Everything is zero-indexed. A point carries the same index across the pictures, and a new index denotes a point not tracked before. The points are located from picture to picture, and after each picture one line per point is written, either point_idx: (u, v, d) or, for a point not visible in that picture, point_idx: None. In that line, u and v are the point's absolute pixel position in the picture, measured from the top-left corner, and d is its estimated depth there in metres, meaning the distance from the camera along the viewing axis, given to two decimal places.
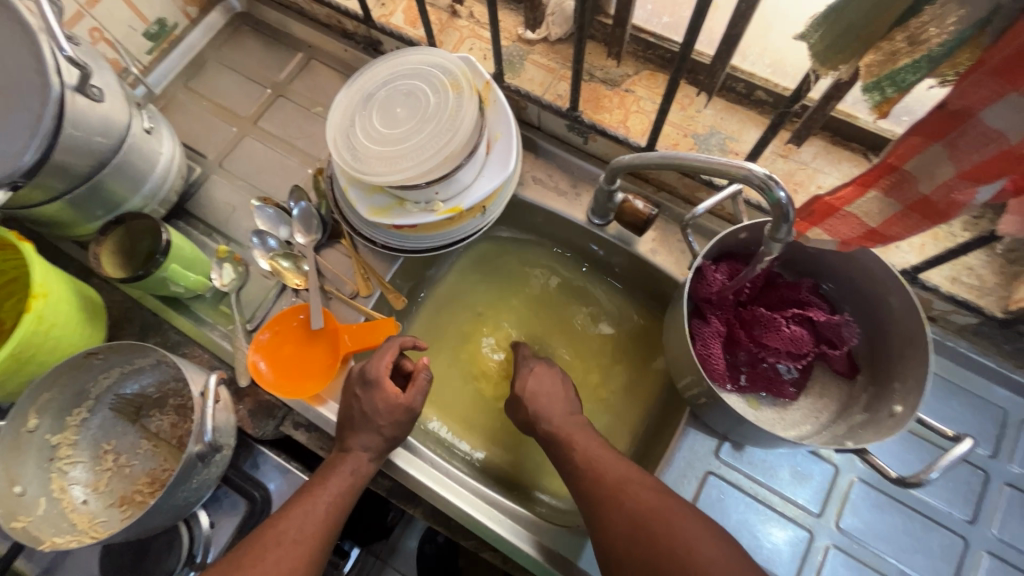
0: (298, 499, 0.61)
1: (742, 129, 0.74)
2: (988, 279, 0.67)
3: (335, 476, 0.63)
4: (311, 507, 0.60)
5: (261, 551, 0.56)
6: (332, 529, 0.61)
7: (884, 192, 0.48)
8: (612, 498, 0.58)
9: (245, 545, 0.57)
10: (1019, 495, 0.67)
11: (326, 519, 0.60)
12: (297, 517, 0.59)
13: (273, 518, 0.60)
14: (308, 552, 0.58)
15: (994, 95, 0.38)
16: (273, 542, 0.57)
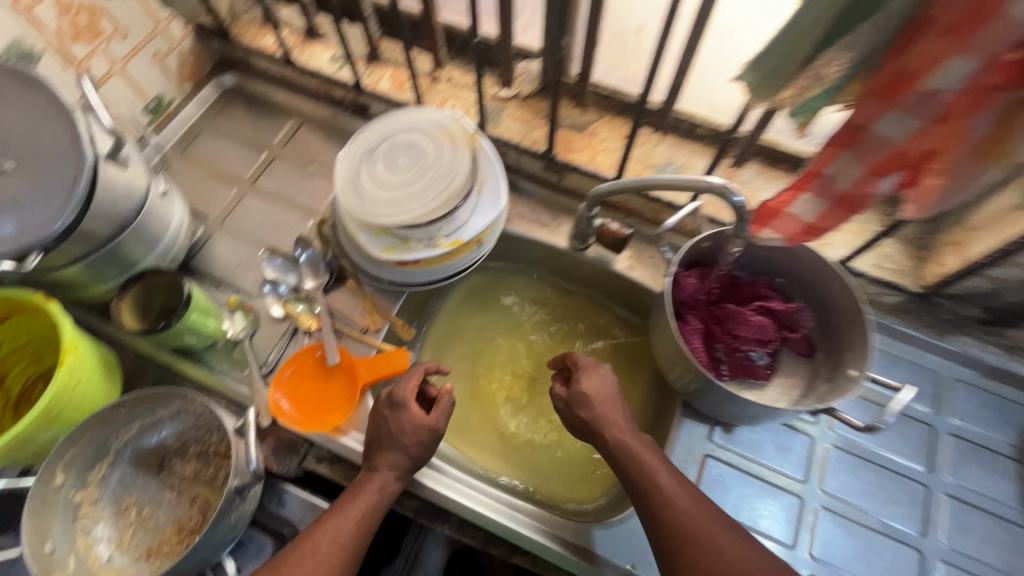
0: (330, 514, 0.65)
1: (692, 158, 0.87)
2: (904, 263, 0.81)
3: (364, 493, 0.67)
4: (342, 521, 0.64)
5: (295, 563, 0.60)
6: (360, 544, 0.64)
7: (814, 193, 0.61)
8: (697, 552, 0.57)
9: (281, 555, 0.61)
10: (961, 442, 0.79)
11: (356, 534, 0.64)
12: (329, 534, 0.62)
13: (307, 531, 0.64)
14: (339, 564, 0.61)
15: (879, 113, 0.51)
16: (308, 553, 0.61)
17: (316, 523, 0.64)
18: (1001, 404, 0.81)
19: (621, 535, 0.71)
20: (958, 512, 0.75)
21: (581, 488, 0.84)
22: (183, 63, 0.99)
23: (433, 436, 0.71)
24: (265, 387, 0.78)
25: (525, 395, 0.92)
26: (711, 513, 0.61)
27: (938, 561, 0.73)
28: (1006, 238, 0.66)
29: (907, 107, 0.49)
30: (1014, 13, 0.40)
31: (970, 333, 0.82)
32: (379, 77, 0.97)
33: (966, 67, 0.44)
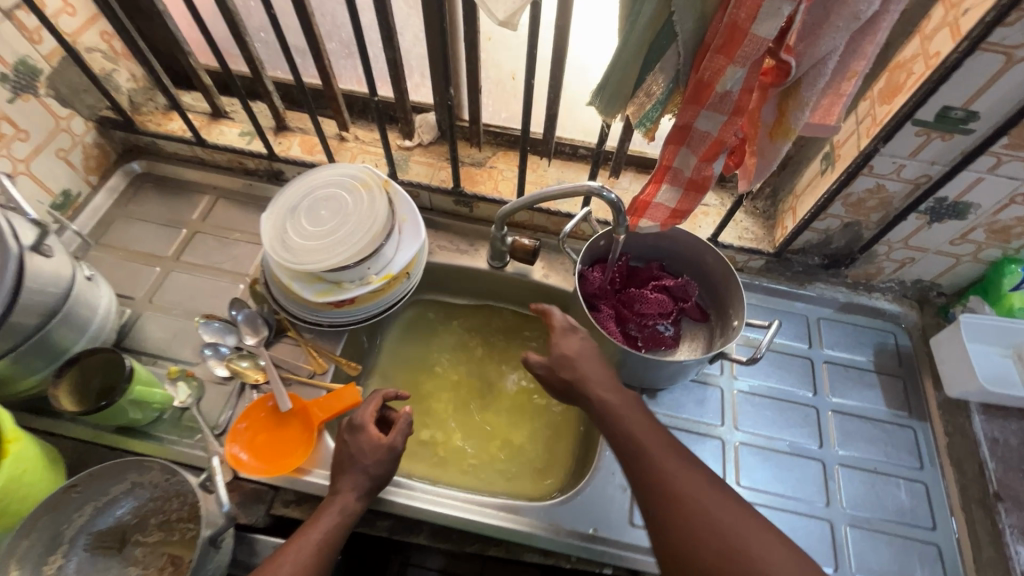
0: (292, 538, 0.69)
1: (578, 175, 1.03)
2: (759, 232, 1.00)
3: (325, 515, 0.72)
4: (304, 543, 0.68)
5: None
6: (324, 560, 0.68)
7: (670, 183, 0.76)
8: (685, 514, 0.60)
9: None
10: (835, 366, 0.96)
11: (319, 550, 0.68)
12: (295, 553, 0.67)
13: (273, 557, 0.68)
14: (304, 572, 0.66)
15: (694, 114, 0.67)
16: (272, 571, 0.65)
17: (283, 545, 0.69)
18: (857, 330, 1.00)
19: (581, 505, 0.79)
20: (844, 423, 0.91)
21: (542, 482, 0.93)
22: (88, 156, 1.02)
23: (392, 452, 0.76)
24: (221, 445, 0.80)
25: (474, 408, 1.00)
26: (702, 479, 0.64)
27: (837, 466, 0.87)
28: (818, 196, 0.85)
29: (712, 107, 0.65)
30: (756, 34, 0.56)
31: (821, 278, 1.00)
32: (289, 145, 1.05)
33: (740, 73, 0.60)
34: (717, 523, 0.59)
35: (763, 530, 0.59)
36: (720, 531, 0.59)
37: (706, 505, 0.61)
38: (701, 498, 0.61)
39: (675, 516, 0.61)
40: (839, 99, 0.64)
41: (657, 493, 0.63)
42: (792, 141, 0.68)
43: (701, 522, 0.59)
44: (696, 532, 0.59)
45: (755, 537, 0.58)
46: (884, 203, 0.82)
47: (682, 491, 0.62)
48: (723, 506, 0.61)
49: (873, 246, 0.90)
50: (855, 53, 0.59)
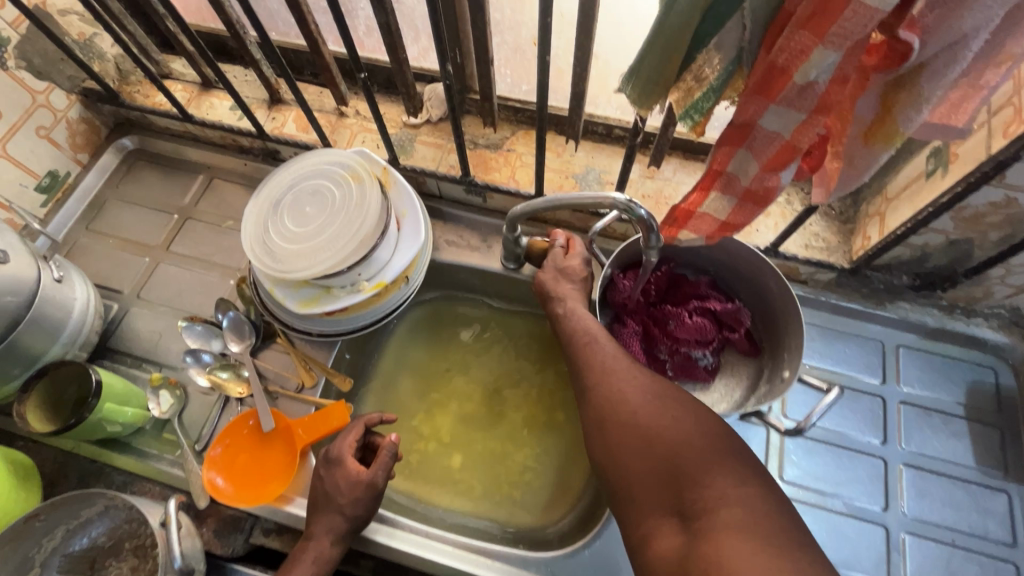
0: None
1: (611, 162, 0.86)
2: (832, 239, 0.81)
3: (299, 565, 0.66)
4: None
5: None
6: None
7: (720, 191, 0.59)
8: (614, 401, 0.61)
9: None
10: (913, 409, 0.79)
11: None
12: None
13: None
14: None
15: (761, 109, 0.49)
16: None
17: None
18: (947, 364, 0.81)
19: (587, 560, 0.70)
20: (918, 480, 0.75)
21: (551, 513, 0.82)
22: (74, 133, 0.93)
23: (370, 492, 0.68)
24: (198, 466, 0.74)
25: (478, 427, 0.88)
26: (640, 372, 0.63)
27: (903, 534, 0.72)
28: (918, 206, 0.66)
29: (786, 102, 0.47)
30: (865, 0, 0.39)
31: (905, 298, 0.82)
32: (283, 121, 0.93)
33: (833, 58, 0.43)
34: (643, 406, 0.59)
35: (691, 414, 0.57)
36: (644, 413, 0.58)
37: (637, 393, 0.60)
38: (632, 387, 0.61)
39: (604, 404, 0.61)
40: (976, 92, 0.45)
41: (593, 384, 0.64)
42: (897, 147, 0.50)
43: (626, 406, 0.59)
44: (621, 414, 0.59)
45: (679, 417, 0.57)
46: (1011, 220, 0.63)
47: (615, 380, 0.62)
48: (654, 393, 0.60)
49: (986, 269, 0.72)
50: (1015, 29, 0.40)
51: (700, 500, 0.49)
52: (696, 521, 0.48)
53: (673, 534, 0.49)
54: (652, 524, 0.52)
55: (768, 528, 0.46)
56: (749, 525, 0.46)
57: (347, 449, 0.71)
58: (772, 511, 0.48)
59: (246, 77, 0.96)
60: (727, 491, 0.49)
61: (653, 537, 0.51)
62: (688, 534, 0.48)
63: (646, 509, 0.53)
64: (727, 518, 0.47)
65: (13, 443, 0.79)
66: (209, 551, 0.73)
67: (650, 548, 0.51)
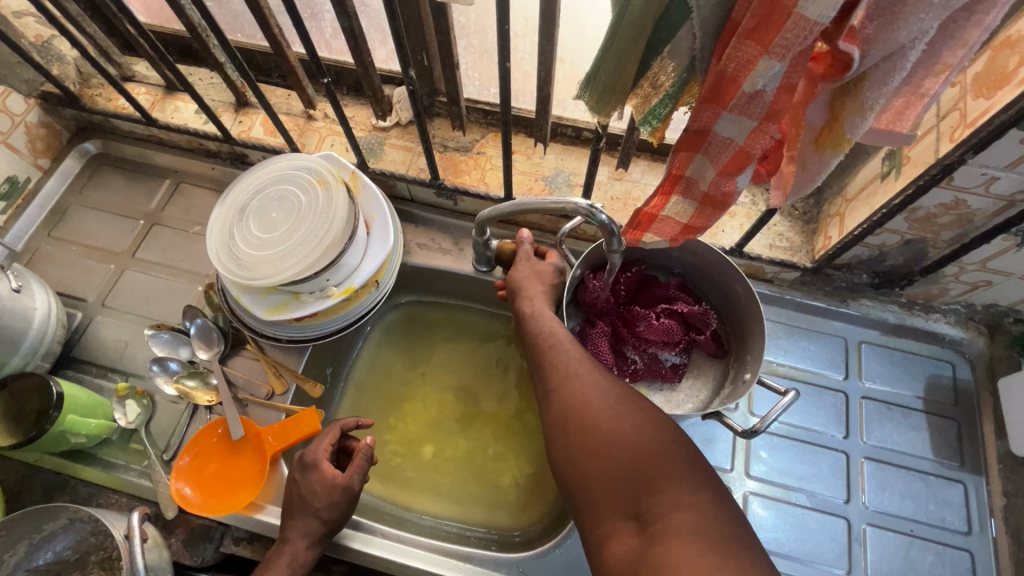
0: None
1: (580, 164, 0.87)
2: (796, 239, 0.83)
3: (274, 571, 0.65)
4: None
5: None
6: None
7: (680, 195, 0.60)
8: (577, 406, 0.61)
9: None
10: (874, 404, 0.81)
11: None
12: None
13: None
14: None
15: (715, 115, 0.50)
16: None
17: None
18: (907, 359, 0.83)
19: (558, 560, 0.71)
20: (879, 473, 0.77)
21: (523, 513, 0.83)
22: (34, 137, 0.91)
23: (345, 495, 0.68)
24: (167, 476, 0.74)
25: (452, 430, 0.89)
26: (604, 378, 0.63)
27: (865, 525, 0.75)
28: (874, 208, 0.68)
29: (737, 109, 0.48)
30: (804, 13, 0.40)
31: (867, 296, 0.85)
32: (250, 124, 0.92)
33: (778, 67, 0.43)
34: (607, 411, 0.59)
35: (651, 420, 0.58)
36: (607, 418, 0.58)
37: (600, 399, 0.60)
38: (596, 392, 0.61)
39: (568, 408, 0.61)
40: (918, 99, 0.46)
41: (557, 388, 0.64)
42: (846, 152, 0.51)
43: (589, 410, 0.60)
44: (584, 419, 0.59)
45: (641, 423, 0.57)
46: (961, 220, 0.65)
47: (579, 385, 0.62)
48: (617, 398, 0.60)
49: (941, 268, 0.74)
50: (951, 40, 0.41)
51: (657, 505, 0.51)
52: (651, 525, 0.49)
53: (629, 537, 0.51)
54: (609, 527, 0.53)
55: (717, 532, 0.48)
56: (702, 528, 0.48)
57: (321, 453, 0.70)
58: (722, 515, 0.50)
59: (211, 80, 0.94)
60: (682, 496, 0.51)
61: (610, 539, 0.52)
62: (643, 537, 0.49)
63: (605, 512, 0.54)
64: (680, 522, 0.48)
65: None
66: (177, 562, 0.73)
67: (607, 550, 0.52)
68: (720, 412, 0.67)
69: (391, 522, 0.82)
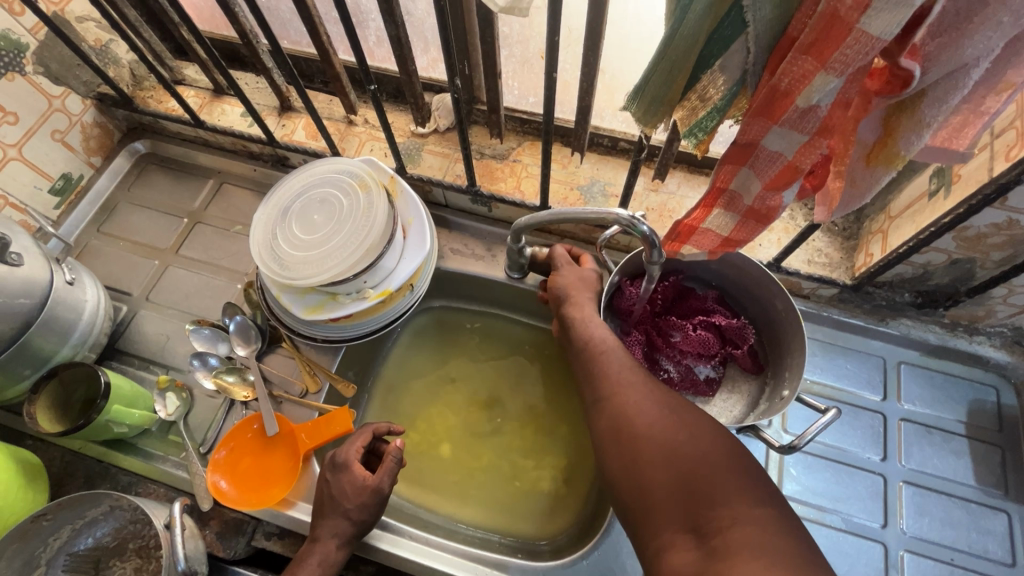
0: None
1: (615, 174, 0.87)
2: (835, 255, 0.82)
3: (304, 569, 0.66)
4: None
5: None
6: None
7: (723, 209, 0.59)
8: (630, 419, 0.61)
9: None
10: (914, 427, 0.79)
11: None
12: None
13: None
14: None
15: (764, 129, 0.49)
16: None
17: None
18: (948, 382, 0.81)
19: (586, 571, 0.71)
20: (917, 498, 0.75)
21: (550, 521, 0.82)
22: (88, 136, 0.95)
23: (375, 496, 0.69)
24: (203, 469, 0.76)
25: (480, 434, 0.89)
26: (656, 390, 0.64)
27: (902, 551, 0.72)
28: (920, 226, 0.67)
29: (788, 123, 0.47)
30: (866, 29, 0.39)
31: (908, 315, 0.83)
32: (293, 128, 0.94)
33: (835, 83, 0.43)
34: (660, 423, 0.59)
35: (706, 432, 0.57)
36: (661, 430, 0.58)
37: (653, 412, 0.60)
38: (649, 405, 0.61)
39: (620, 420, 0.62)
40: (978, 117, 0.46)
41: (607, 401, 0.64)
42: (898, 169, 0.50)
43: (642, 423, 0.60)
44: (637, 431, 0.59)
45: (695, 436, 0.57)
46: (1013, 241, 0.63)
47: (630, 399, 0.63)
48: (671, 411, 0.60)
49: (988, 289, 0.72)
50: (1017, 58, 0.41)
51: (717, 519, 0.49)
52: (711, 539, 0.48)
53: (688, 550, 0.49)
54: (665, 540, 0.52)
55: (781, 548, 0.46)
56: (766, 543, 0.46)
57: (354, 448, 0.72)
58: (786, 532, 0.48)
59: (258, 84, 0.97)
60: (742, 509, 0.50)
61: (667, 552, 0.51)
62: (702, 551, 0.48)
63: (661, 525, 0.53)
64: (741, 536, 0.47)
65: (21, 442, 0.80)
66: (211, 554, 0.74)
67: (663, 563, 0.51)
68: (756, 427, 0.66)
69: (416, 524, 0.82)
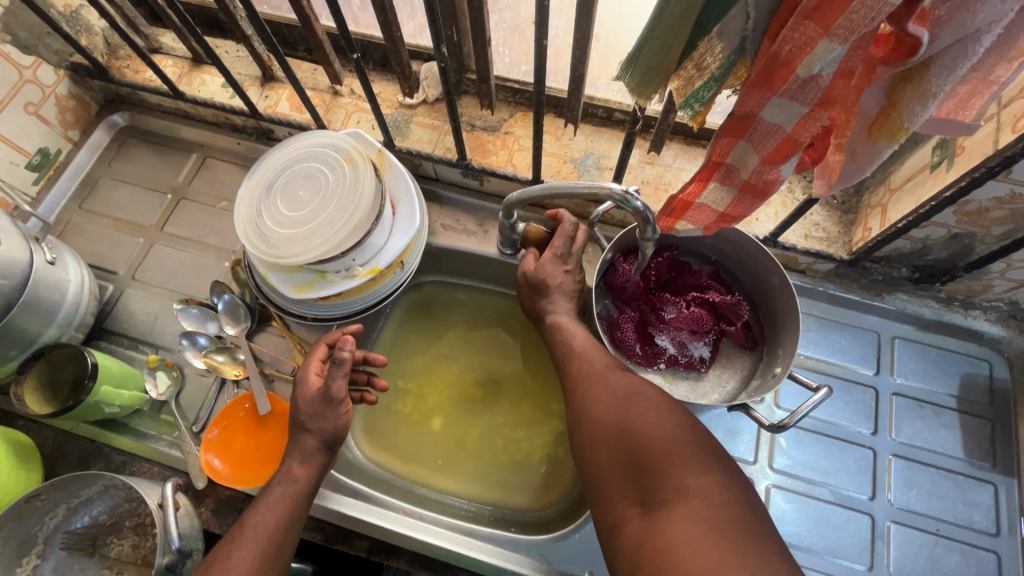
0: (251, 509, 0.63)
1: (610, 147, 0.85)
2: (832, 229, 0.80)
3: (279, 489, 0.64)
4: (257, 522, 0.61)
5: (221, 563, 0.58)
6: (287, 530, 0.62)
7: (719, 183, 0.57)
8: (592, 401, 0.62)
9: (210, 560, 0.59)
10: (905, 401, 0.79)
11: (281, 518, 0.62)
12: (250, 540, 0.59)
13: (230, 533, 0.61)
14: (260, 555, 0.59)
15: (763, 100, 0.47)
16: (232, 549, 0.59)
17: (238, 526, 0.61)
18: (942, 356, 0.81)
19: (577, 544, 0.72)
20: (906, 471, 0.76)
21: (542, 495, 0.83)
22: (64, 109, 0.91)
23: (329, 404, 0.67)
24: (197, 447, 0.76)
25: (473, 411, 0.89)
26: (621, 371, 0.64)
27: (888, 523, 0.74)
28: (921, 199, 0.65)
29: (788, 94, 0.45)
30: None
31: (904, 290, 0.82)
32: (276, 99, 0.91)
33: (838, 50, 0.41)
34: (619, 402, 0.60)
35: (663, 407, 0.58)
36: (619, 408, 0.59)
37: (611, 392, 0.61)
38: (609, 385, 0.62)
39: (582, 402, 0.63)
40: (986, 87, 0.43)
41: (574, 384, 0.65)
42: (901, 143, 0.49)
43: (601, 404, 0.61)
44: (597, 412, 0.60)
45: (652, 412, 0.57)
46: (1015, 215, 0.62)
47: (594, 382, 0.64)
48: (629, 390, 0.61)
49: (987, 264, 0.71)
50: None
51: (663, 490, 0.51)
52: (656, 510, 0.50)
53: (636, 521, 0.51)
54: (618, 514, 0.53)
55: (722, 517, 0.47)
56: (707, 513, 0.47)
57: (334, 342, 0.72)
58: (729, 501, 0.48)
59: (237, 53, 0.93)
60: (688, 479, 0.50)
61: (619, 526, 0.52)
62: (648, 522, 0.49)
63: (616, 500, 0.55)
64: (685, 505, 0.48)
65: (13, 422, 0.80)
66: (207, 530, 0.75)
67: (616, 537, 0.52)
68: (747, 405, 0.66)
69: (409, 498, 0.83)
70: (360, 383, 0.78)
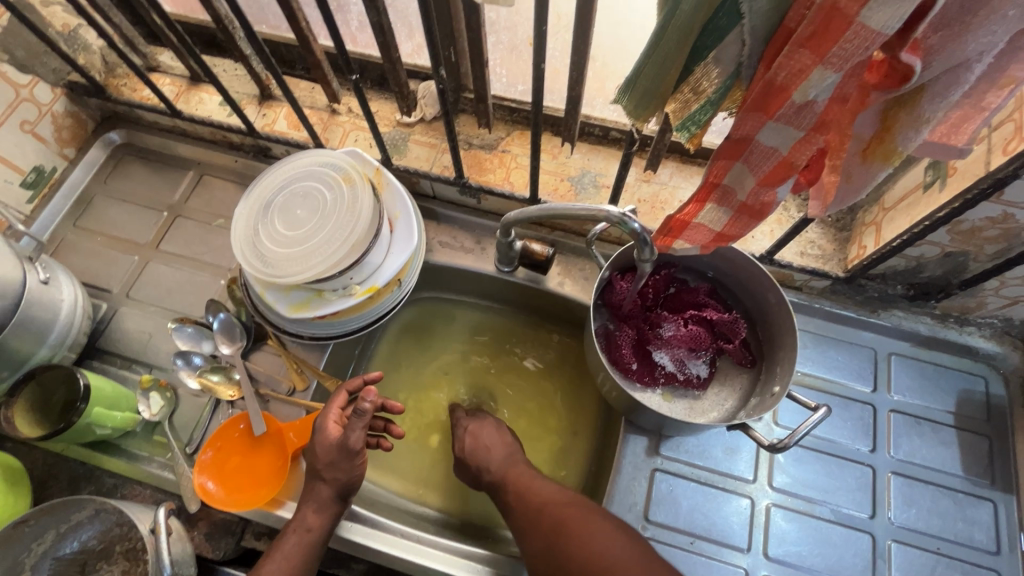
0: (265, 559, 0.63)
1: (607, 165, 0.85)
2: (828, 247, 0.81)
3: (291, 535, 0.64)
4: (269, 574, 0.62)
5: None
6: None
7: (717, 203, 0.57)
8: (537, 525, 0.67)
9: None
10: (904, 417, 0.79)
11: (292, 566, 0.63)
12: None
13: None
14: None
15: (759, 124, 0.47)
16: None
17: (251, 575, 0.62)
18: (939, 373, 0.81)
19: None
20: (905, 489, 0.76)
21: None
22: (60, 127, 0.91)
23: (347, 454, 0.65)
24: (191, 469, 0.74)
25: None
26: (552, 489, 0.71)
27: (890, 541, 0.73)
28: (915, 219, 0.66)
29: (784, 118, 0.46)
30: (866, 23, 0.38)
31: (899, 307, 0.83)
32: (273, 118, 0.91)
33: (833, 78, 0.42)
34: (559, 525, 0.65)
35: (595, 521, 0.65)
36: (562, 530, 0.64)
37: (551, 513, 0.67)
38: (547, 507, 0.68)
39: (528, 530, 0.67)
40: (977, 113, 0.44)
41: (515, 508, 0.71)
42: (895, 165, 0.49)
43: (546, 529, 0.66)
44: (544, 540, 0.65)
45: (590, 528, 0.64)
46: (1007, 234, 0.63)
47: (534, 502, 0.69)
48: (563, 509, 0.67)
49: (980, 282, 0.72)
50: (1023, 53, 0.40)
51: None
52: None
53: None
54: None
55: None
56: None
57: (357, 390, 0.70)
58: None
59: (236, 72, 0.94)
60: None
61: None
62: None
63: None
64: None
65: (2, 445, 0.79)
66: (200, 555, 0.74)
67: None
68: (746, 424, 0.66)
69: (408, 519, 0.82)
70: (376, 429, 0.76)
